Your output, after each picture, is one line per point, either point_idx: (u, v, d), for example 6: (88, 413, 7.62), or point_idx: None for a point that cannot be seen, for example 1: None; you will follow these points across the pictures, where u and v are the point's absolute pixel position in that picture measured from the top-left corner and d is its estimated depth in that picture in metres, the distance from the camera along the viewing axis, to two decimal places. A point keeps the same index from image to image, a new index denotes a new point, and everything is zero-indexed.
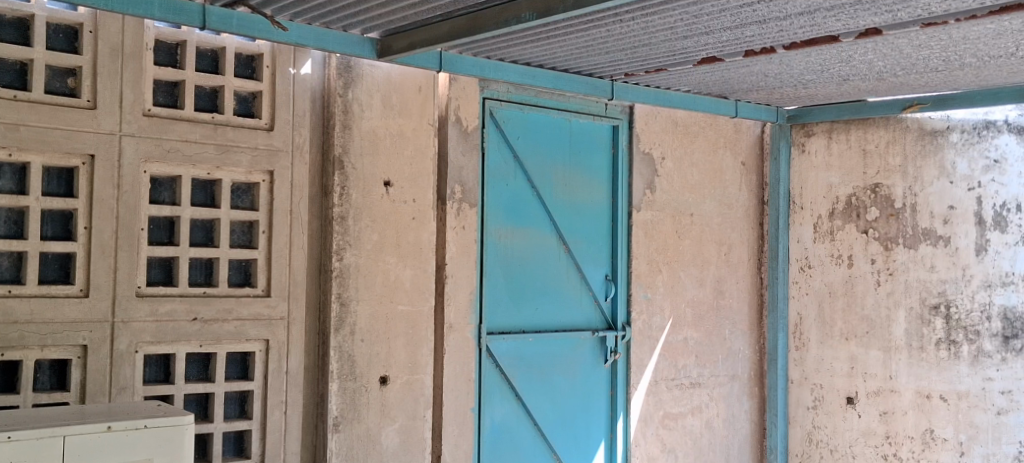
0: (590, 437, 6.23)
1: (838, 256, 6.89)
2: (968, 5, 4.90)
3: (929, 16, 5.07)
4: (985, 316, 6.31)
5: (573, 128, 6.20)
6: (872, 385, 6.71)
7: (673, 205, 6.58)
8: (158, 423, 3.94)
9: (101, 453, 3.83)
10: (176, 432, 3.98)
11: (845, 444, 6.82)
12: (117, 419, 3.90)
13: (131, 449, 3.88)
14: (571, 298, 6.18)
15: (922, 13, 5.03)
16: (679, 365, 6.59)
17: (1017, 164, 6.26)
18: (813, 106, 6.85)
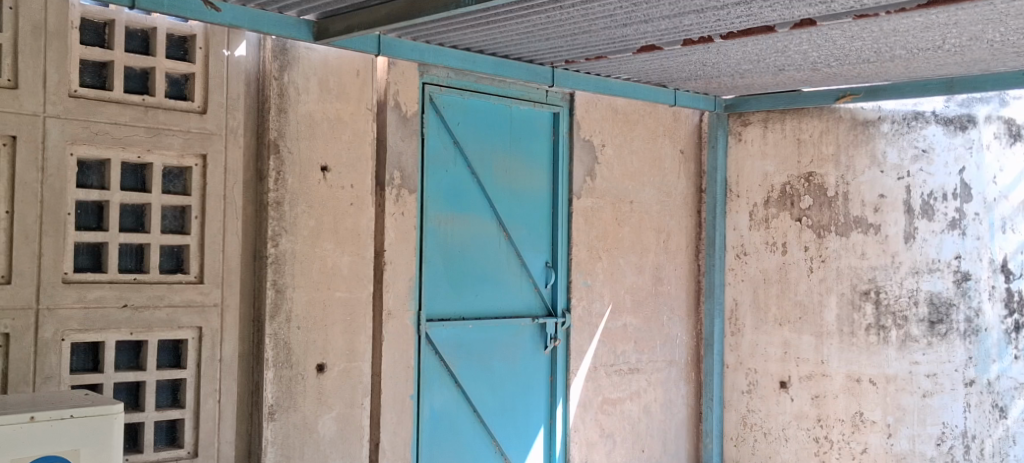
0: (530, 424, 6.27)
1: (772, 243, 7.02)
2: None
3: (861, 8, 5.18)
4: (912, 301, 6.51)
5: (514, 115, 6.20)
6: (806, 368, 6.87)
7: (613, 192, 6.64)
8: (84, 413, 3.87)
9: (24, 444, 3.74)
10: (104, 421, 3.91)
11: (779, 427, 6.97)
12: (41, 409, 3.81)
13: (56, 440, 3.80)
14: (512, 284, 6.20)
15: (854, 5, 5.13)
16: (618, 351, 6.67)
17: (944, 154, 6.48)
18: (749, 95, 6.96)
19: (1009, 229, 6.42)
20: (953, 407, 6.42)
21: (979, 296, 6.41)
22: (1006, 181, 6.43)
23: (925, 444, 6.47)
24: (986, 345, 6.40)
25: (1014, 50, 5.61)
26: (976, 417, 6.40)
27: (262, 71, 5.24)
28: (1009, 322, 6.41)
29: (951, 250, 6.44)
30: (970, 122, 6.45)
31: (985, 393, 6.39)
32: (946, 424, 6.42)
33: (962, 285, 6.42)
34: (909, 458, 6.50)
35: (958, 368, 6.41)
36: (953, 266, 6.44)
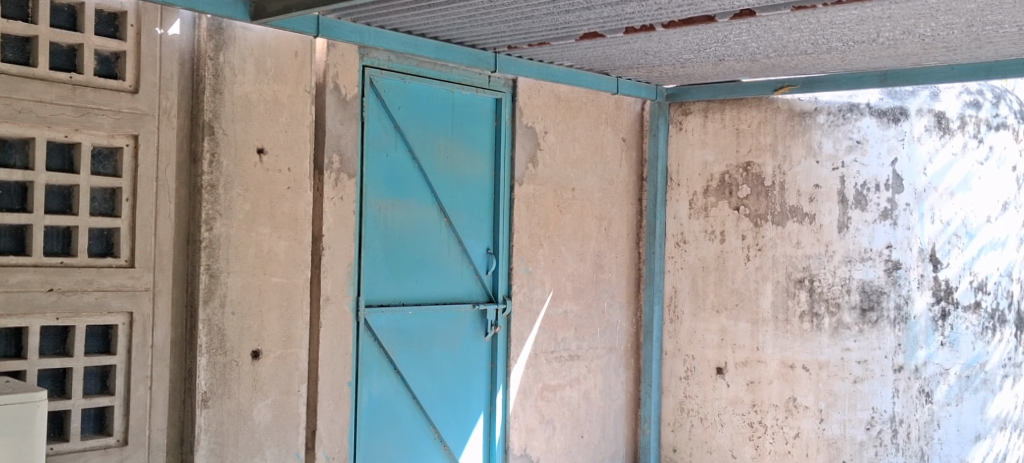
0: (470, 410, 6.27)
1: (711, 232, 7.11)
2: None
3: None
4: (845, 289, 6.68)
5: (456, 100, 6.16)
6: (741, 355, 6.99)
7: (555, 179, 6.66)
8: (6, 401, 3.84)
9: None
10: (26, 410, 3.88)
11: (714, 412, 7.09)
12: None
13: None
14: (452, 271, 6.17)
15: None
16: (559, 337, 6.71)
17: (876, 145, 6.64)
18: (689, 85, 7.03)
19: (937, 218, 6.62)
20: (882, 392, 6.60)
21: (909, 284, 6.59)
22: (935, 171, 6.64)
23: (855, 428, 6.65)
24: (915, 332, 6.59)
25: (944, 45, 5.76)
26: (904, 402, 6.60)
27: (196, 51, 5.11)
28: (936, 310, 6.62)
29: (882, 239, 6.61)
30: (902, 114, 6.63)
31: (912, 379, 6.59)
32: (875, 409, 6.61)
33: (893, 273, 6.59)
34: (840, 442, 6.68)
35: (888, 355, 6.59)
36: (884, 255, 6.60)
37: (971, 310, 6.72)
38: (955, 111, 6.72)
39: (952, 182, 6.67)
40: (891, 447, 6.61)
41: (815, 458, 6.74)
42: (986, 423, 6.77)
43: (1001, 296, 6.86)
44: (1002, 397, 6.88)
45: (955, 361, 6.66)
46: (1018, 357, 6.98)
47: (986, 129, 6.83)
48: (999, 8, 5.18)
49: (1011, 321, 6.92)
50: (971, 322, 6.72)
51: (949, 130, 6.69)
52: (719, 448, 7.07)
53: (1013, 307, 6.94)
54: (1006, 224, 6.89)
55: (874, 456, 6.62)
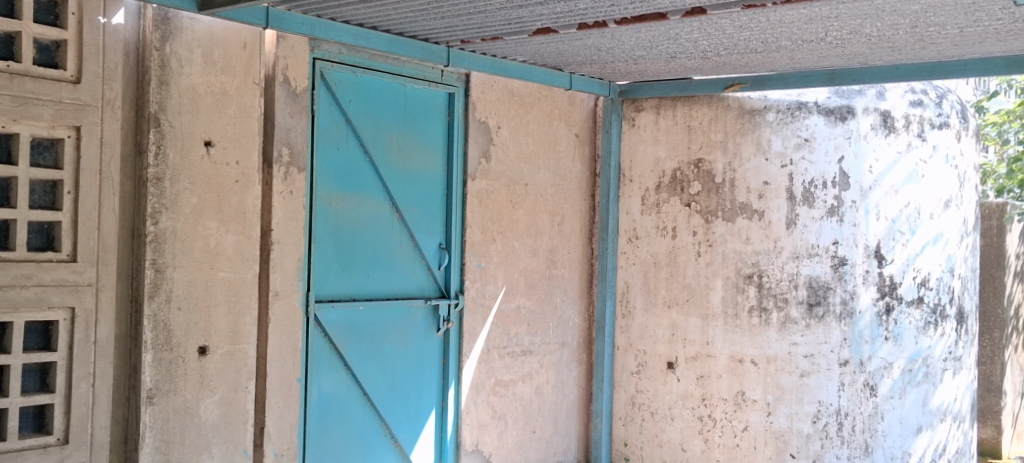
0: (421, 406, 6.25)
1: (663, 228, 7.19)
2: None
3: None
4: (793, 284, 6.81)
5: (408, 95, 6.12)
6: (691, 350, 7.08)
7: (508, 175, 6.66)
8: None
9: None
10: None
11: (665, 407, 7.17)
12: None
13: None
14: (404, 266, 6.14)
15: None
16: (511, 333, 6.72)
17: (825, 143, 6.80)
18: (642, 82, 7.14)
19: (883, 216, 6.76)
20: (828, 386, 6.77)
21: (854, 280, 6.75)
22: (881, 169, 6.78)
23: (801, 421, 6.79)
24: (859, 327, 6.74)
25: (890, 45, 5.87)
26: (849, 395, 6.75)
27: (142, 41, 4.98)
28: (880, 305, 6.77)
29: (829, 236, 6.77)
30: (849, 113, 6.80)
31: (858, 373, 6.74)
32: (821, 402, 6.77)
33: (839, 269, 6.76)
34: (787, 435, 6.81)
35: (834, 349, 6.76)
36: (831, 251, 6.77)
37: (914, 305, 6.85)
38: (901, 110, 6.86)
39: (896, 180, 6.80)
40: (836, 440, 6.76)
41: (763, 451, 6.85)
42: (928, 415, 6.89)
43: (942, 292, 6.96)
44: (945, 389, 6.98)
45: (899, 355, 6.79)
46: (959, 351, 7.08)
47: (930, 127, 6.92)
48: (942, 10, 5.28)
49: (952, 316, 7.02)
50: (914, 318, 6.84)
51: (894, 129, 6.82)
52: (669, 441, 7.16)
53: (955, 303, 7.04)
54: (948, 221, 6.99)
55: (819, 449, 6.77)
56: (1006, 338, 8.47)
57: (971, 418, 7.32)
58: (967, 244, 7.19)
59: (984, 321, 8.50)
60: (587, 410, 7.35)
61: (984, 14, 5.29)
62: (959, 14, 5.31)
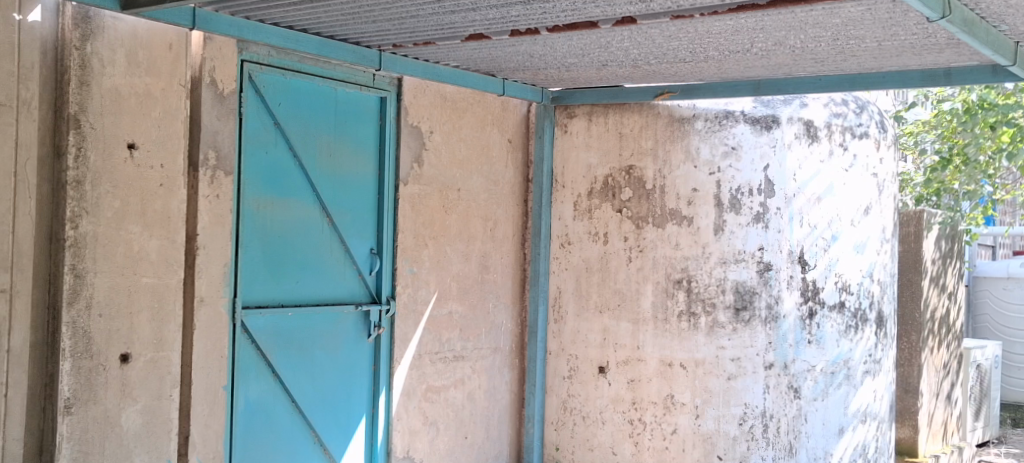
0: (352, 413, 6.19)
1: (595, 233, 7.27)
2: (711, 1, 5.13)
3: (677, 9, 5.30)
4: (721, 289, 7.01)
5: (338, 98, 6.05)
6: (621, 354, 7.20)
7: (441, 180, 6.68)
8: None
9: None
10: None
11: (596, 411, 7.26)
12: None
13: None
14: (335, 272, 6.07)
15: (671, 5, 5.23)
16: (443, 338, 6.75)
17: (750, 151, 7.01)
18: (574, 89, 7.17)
19: (806, 222, 7.04)
20: (754, 388, 6.98)
21: (779, 285, 6.99)
22: (804, 177, 7.06)
23: (728, 424, 6.98)
24: (783, 330, 6.99)
25: (812, 57, 6.02)
26: (774, 397, 6.99)
27: (60, 40, 4.78)
28: (804, 309, 7.04)
29: (755, 241, 6.99)
30: (774, 122, 7.02)
31: (782, 375, 6.99)
32: (747, 405, 6.98)
33: (764, 274, 6.98)
34: (715, 437, 6.98)
35: (759, 352, 6.97)
36: (757, 257, 6.98)
37: (835, 310, 7.14)
38: (822, 120, 7.15)
39: (818, 189, 7.10)
40: (762, 441, 6.97)
41: (692, 453, 7.02)
42: (848, 417, 7.21)
43: (863, 296, 7.30)
44: (864, 393, 7.31)
45: (821, 358, 7.08)
46: (878, 353, 7.43)
47: (851, 137, 7.26)
48: (861, 24, 5.41)
49: (871, 320, 7.37)
50: (836, 322, 7.14)
51: (817, 138, 7.12)
52: (600, 445, 7.26)
53: (875, 306, 7.39)
54: (869, 226, 7.37)
55: (746, 451, 6.97)
56: (923, 341, 8.83)
57: (891, 419, 7.74)
58: (887, 250, 7.55)
59: (903, 325, 8.88)
60: (519, 414, 7.44)
61: (900, 29, 5.44)
62: (878, 28, 5.45)
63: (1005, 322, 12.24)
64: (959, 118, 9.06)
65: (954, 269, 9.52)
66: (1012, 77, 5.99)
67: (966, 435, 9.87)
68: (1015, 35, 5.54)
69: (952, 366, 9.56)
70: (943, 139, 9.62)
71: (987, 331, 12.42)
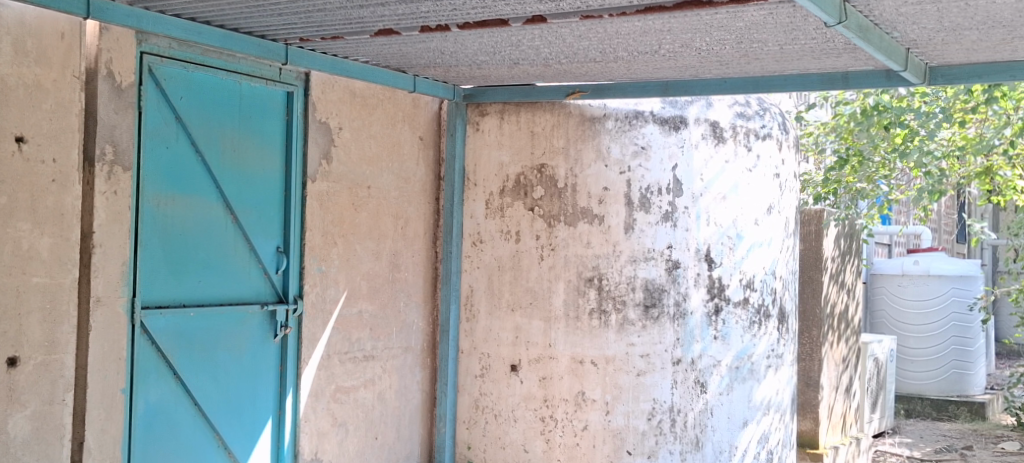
0: (257, 414, 6.09)
1: (507, 232, 7.26)
2: (619, 2, 5.16)
3: (586, 9, 5.31)
4: (630, 287, 7.10)
5: (244, 93, 5.94)
6: (533, 352, 7.21)
7: (350, 177, 6.60)
8: None
9: None
10: None
11: (508, 409, 7.26)
12: None
13: None
14: (240, 270, 5.95)
15: (581, 5, 5.24)
16: (352, 338, 6.68)
17: (659, 151, 7.12)
18: (486, 86, 7.15)
19: (712, 221, 7.19)
20: (662, 384, 7.09)
21: (686, 282, 7.13)
22: (710, 176, 7.20)
23: (637, 419, 7.08)
24: (690, 327, 7.12)
25: (718, 59, 6.10)
26: (681, 392, 7.11)
27: None
28: (710, 305, 7.17)
29: (664, 240, 7.10)
30: (682, 123, 7.15)
31: (689, 370, 7.12)
32: (656, 400, 7.08)
33: (672, 272, 7.11)
34: (624, 432, 7.07)
35: (668, 348, 7.09)
36: (665, 255, 7.11)
37: (740, 306, 7.27)
38: (727, 121, 7.27)
39: (723, 188, 7.24)
40: (670, 436, 7.09)
41: (602, 449, 7.09)
42: (752, 409, 7.31)
43: (766, 292, 7.43)
44: (767, 385, 7.42)
45: (726, 353, 7.21)
46: (781, 348, 7.55)
47: (755, 138, 7.38)
48: (764, 28, 5.49)
49: (774, 315, 7.50)
50: (740, 317, 7.27)
51: (723, 138, 7.25)
52: (511, 443, 7.26)
53: (777, 303, 7.54)
54: (771, 226, 7.49)
55: (654, 445, 7.08)
56: (823, 336, 9.02)
57: (790, 411, 7.73)
58: (788, 247, 7.71)
59: (804, 320, 9.04)
60: (431, 414, 7.41)
61: (800, 33, 5.53)
62: (779, 32, 5.54)
63: (901, 317, 12.59)
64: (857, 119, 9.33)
65: (852, 266, 9.76)
66: (906, 83, 6.14)
67: (863, 426, 10.13)
68: (908, 42, 5.68)
69: (851, 360, 9.80)
70: (841, 141, 9.94)
71: (885, 326, 12.78)
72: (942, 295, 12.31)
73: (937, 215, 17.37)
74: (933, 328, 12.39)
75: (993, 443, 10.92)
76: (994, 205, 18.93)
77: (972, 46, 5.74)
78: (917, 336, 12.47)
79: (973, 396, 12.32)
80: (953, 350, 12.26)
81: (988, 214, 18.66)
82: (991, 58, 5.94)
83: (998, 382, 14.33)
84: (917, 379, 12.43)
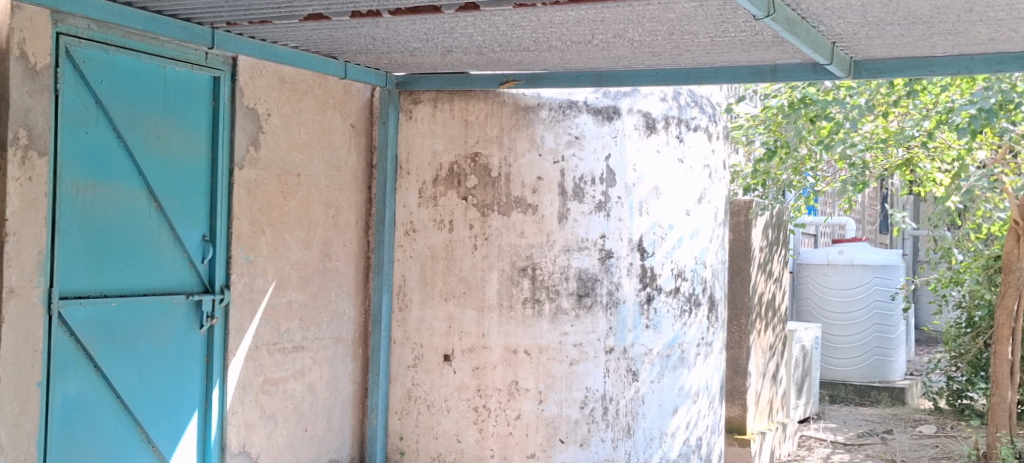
0: (182, 407, 5.99)
1: (440, 221, 7.22)
2: None
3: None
4: (564, 276, 7.12)
5: (168, 77, 5.82)
6: (466, 342, 7.20)
7: (278, 164, 6.51)
8: None
9: None
10: None
11: (440, 399, 7.23)
12: None
13: None
14: (164, 259, 5.85)
15: None
16: (281, 329, 6.59)
17: (592, 141, 7.14)
18: (419, 74, 7.11)
19: (646, 212, 7.25)
20: (595, 372, 7.14)
21: (619, 272, 7.18)
22: (643, 168, 7.25)
23: (570, 407, 7.12)
24: (623, 315, 7.18)
25: (650, 50, 6.12)
26: (614, 380, 7.17)
27: None
28: (642, 295, 7.24)
29: (597, 229, 7.14)
30: (615, 113, 7.18)
31: (621, 359, 7.18)
32: (588, 389, 7.13)
33: (605, 262, 7.15)
34: (557, 421, 7.10)
35: (600, 337, 7.14)
36: (599, 244, 7.14)
37: (671, 295, 7.38)
38: (659, 112, 7.34)
39: (656, 180, 7.30)
40: (602, 424, 7.16)
41: (535, 438, 7.10)
42: (682, 396, 7.46)
43: (697, 282, 7.56)
44: (696, 373, 7.59)
45: (657, 341, 7.30)
46: (711, 336, 7.73)
47: (686, 129, 7.49)
48: (694, 20, 5.52)
49: (704, 303, 7.65)
50: (671, 306, 7.37)
51: (655, 129, 7.31)
52: (444, 434, 7.23)
53: (707, 291, 7.68)
54: (701, 216, 7.61)
55: (586, 433, 7.13)
56: (751, 324, 9.15)
57: (721, 398, 7.99)
58: (718, 236, 7.84)
59: (733, 309, 9.15)
60: (363, 405, 7.35)
61: (730, 25, 5.58)
62: (710, 24, 5.58)
63: (825, 306, 12.81)
64: (785, 111, 9.46)
65: (780, 255, 9.91)
66: (832, 76, 6.23)
67: (790, 413, 10.29)
68: (833, 36, 5.76)
69: (778, 347, 9.94)
70: (770, 133, 10.06)
71: (810, 314, 13.01)
72: (864, 284, 12.56)
73: (860, 206, 17.70)
74: (855, 316, 12.62)
75: (912, 427, 11.18)
76: (915, 196, 19.38)
77: (895, 41, 5.84)
78: (840, 324, 12.69)
79: (895, 382, 12.55)
80: (874, 338, 12.51)
81: (908, 205, 19.08)
82: (912, 53, 6.05)
83: (918, 369, 14.73)
84: (840, 365, 12.67)
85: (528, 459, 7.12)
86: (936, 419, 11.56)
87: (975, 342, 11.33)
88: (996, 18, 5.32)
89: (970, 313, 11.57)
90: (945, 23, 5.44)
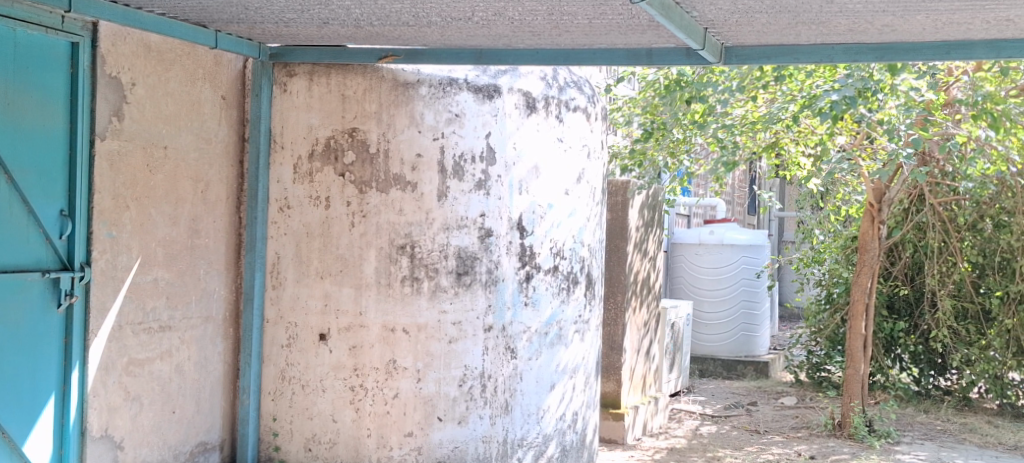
0: (37, 389, 5.78)
1: (315, 198, 7.09)
2: None
3: None
4: (443, 255, 7.10)
5: (19, 41, 5.57)
6: (343, 321, 7.10)
7: (144, 136, 6.29)
8: None
9: None
10: None
11: (316, 379, 7.13)
12: None
13: None
14: (16, 234, 5.63)
15: None
16: (147, 307, 6.39)
17: (473, 119, 7.12)
18: (294, 46, 6.95)
19: (525, 191, 7.28)
20: (473, 350, 7.16)
21: (498, 250, 7.20)
22: (523, 147, 7.27)
23: (448, 385, 7.11)
24: (502, 294, 7.21)
25: (529, 30, 6.12)
26: (492, 358, 7.21)
27: None
28: (521, 273, 7.29)
29: (476, 208, 7.13)
30: (495, 92, 7.17)
31: (500, 337, 7.22)
32: (467, 367, 7.15)
33: (485, 240, 7.16)
34: (434, 399, 7.10)
35: (479, 316, 7.16)
36: (478, 223, 7.14)
37: (549, 273, 7.44)
38: (539, 92, 7.36)
39: (535, 159, 7.33)
40: (479, 401, 7.19)
41: (412, 416, 7.08)
42: (559, 374, 7.55)
43: (575, 261, 7.64)
44: (573, 351, 7.68)
45: (536, 319, 7.37)
46: (587, 314, 7.82)
47: (565, 110, 7.52)
48: (572, 1, 5.53)
49: (582, 281, 7.74)
50: (549, 284, 7.43)
51: (535, 109, 7.33)
52: (319, 414, 7.13)
53: (585, 270, 7.77)
54: (579, 195, 7.67)
55: (464, 411, 7.15)
56: (627, 301, 9.30)
57: (596, 374, 8.10)
58: (596, 215, 7.92)
59: (610, 287, 9.29)
60: (234, 386, 7.19)
61: (607, 7, 5.61)
62: (588, 5, 5.59)
63: (696, 283, 13.11)
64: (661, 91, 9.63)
65: (655, 235, 10.07)
66: (704, 61, 6.32)
67: (661, 387, 10.44)
68: (705, 22, 5.84)
69: (651, 324, 10.11)
70: (647, 114, 10.25)
71: (681, 291, 13.29)
72: (732, 263, 12.91)
73: (729, 189, 18.19)
74: (724, 292, 12.95)
75: (775, 398, 11.54)
76: (781, 180, 19.98)
77: (762, 28, 5.95)
78: (710, 300, 13.01)
79: (759, 356, 12.88)
80: (741, 314, 12.88)
81: (775, 187, 19.64)
82: (780, 40, 6.19)
83: (782, 344, 15.23)
84: (709, 341, 12.95)
85: (405, 438, 7.09)
86: (796, 390, 11.96)
87: (833, 318, 11.74)
88: (855, 10, 5.47)
89: (829, 289, 11.99)
90: (809, 13, 5.57)
